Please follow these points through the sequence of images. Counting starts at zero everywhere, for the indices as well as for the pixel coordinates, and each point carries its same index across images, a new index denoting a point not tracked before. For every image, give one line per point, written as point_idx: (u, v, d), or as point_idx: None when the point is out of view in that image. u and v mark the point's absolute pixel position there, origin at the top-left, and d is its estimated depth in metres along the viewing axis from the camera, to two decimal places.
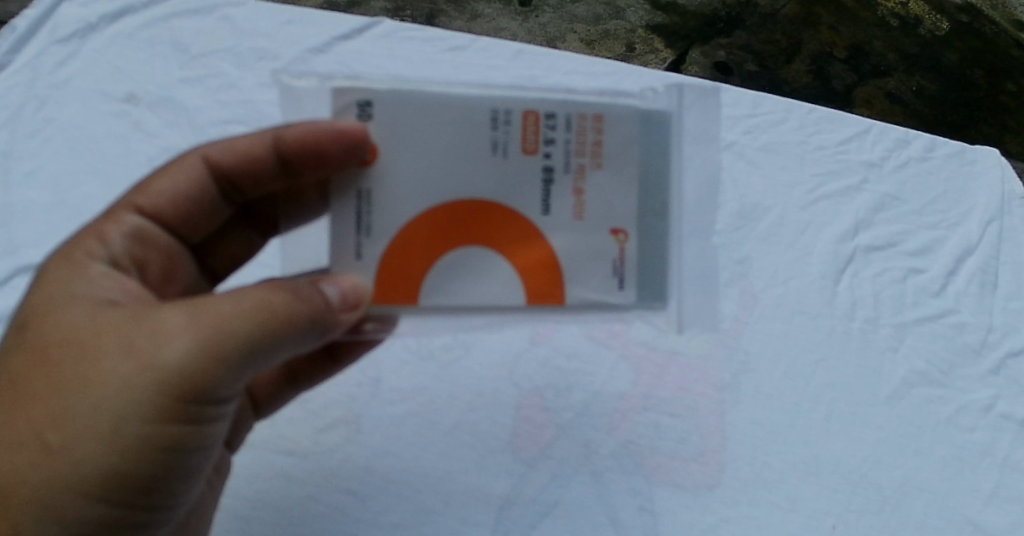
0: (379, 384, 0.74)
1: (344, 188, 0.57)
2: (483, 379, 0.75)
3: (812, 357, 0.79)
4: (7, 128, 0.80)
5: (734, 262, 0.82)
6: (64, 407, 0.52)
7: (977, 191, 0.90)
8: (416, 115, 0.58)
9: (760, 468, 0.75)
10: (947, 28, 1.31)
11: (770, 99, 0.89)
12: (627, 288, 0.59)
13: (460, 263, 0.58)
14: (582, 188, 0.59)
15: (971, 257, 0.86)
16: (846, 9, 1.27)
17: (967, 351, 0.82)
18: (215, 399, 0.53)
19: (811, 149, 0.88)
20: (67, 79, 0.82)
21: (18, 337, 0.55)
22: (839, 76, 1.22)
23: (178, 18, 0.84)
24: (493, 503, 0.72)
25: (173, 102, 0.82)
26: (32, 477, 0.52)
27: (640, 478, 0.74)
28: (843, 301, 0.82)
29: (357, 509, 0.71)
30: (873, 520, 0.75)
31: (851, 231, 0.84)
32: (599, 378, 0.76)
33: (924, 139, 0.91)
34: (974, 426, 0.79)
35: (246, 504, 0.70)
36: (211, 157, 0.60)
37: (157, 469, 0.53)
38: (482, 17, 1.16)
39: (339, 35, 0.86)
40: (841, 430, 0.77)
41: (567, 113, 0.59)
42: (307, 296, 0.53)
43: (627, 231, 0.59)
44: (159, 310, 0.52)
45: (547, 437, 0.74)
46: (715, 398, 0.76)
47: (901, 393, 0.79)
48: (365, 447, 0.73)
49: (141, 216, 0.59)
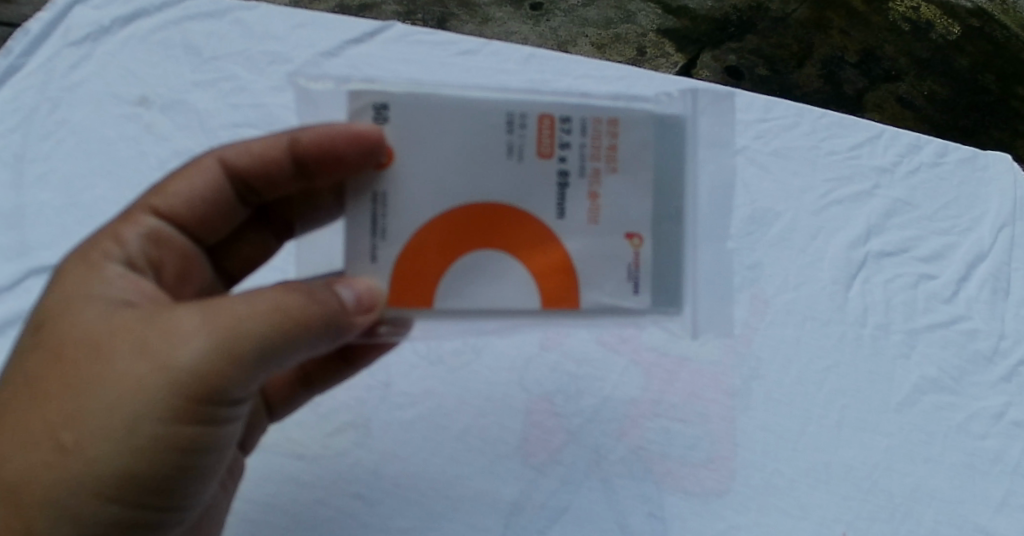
0: (389, 387, 0.74)
1: (359, 191, 0.57)
2: (493, 383, 0.75)
3: (823, 364, 0.79)
4: (20, 130, 0.80)
5: (745, 267, 0.81)
6: (78, 408, 0.52)
7: (989, 197, 0.89)
8: (431, 118, 0.58)
9: (771, 475, 0.75)
10: (958, 32, 1.30)
11: (781, 104, 0.89)
12: (642, 293, 0.59)
13: (475, 266, 0.58)
14: (597, 192, 0.59)
15: (983, 264, 0.86)
16: (857, 13, 1.26)
17: (979, 358, 0.81)
18: (229, 400, 0.53)
19: (823, 154, 0.87)
20: (79, 82, 0.82)
21: (33, 337, 0.55)
22: (851, 81, 1.21)
23: (191, 21, 0.85)
24: (502, 508, 0.72)
25: (185, 105, 0.82)
26: (45, 477, 0.52)
27: (650, 484, 0.73)
28: (855, 307, 0.81)
29: (366, 513, 0.71)
30: (883, 528, 0.74)
31: (862, 237, 0.84)
32: (610, 383, 0.76)
33: (935, 144, 0.90)
34: (986, 433, 0.79)
35: (256, 507, 0.70)
36: (227, 160, 0.60)
37: (170, 470, 0.53)
38: (494, 20, 1.16)
39: (351, 39, 0.86)
40: (852, 437, 0.77)
41: (582, 117, 0.59)
42: (321, 298, 0.53)
43: (641, 235, 0.59)
44: (175, 311, 0.52)
45: (557, 443, 0.74)
46: (726, 404, 0.76)
47: (911, 400, 0.79)
48: (375, 451, 0.73)
49: (158, 218, 0.59)
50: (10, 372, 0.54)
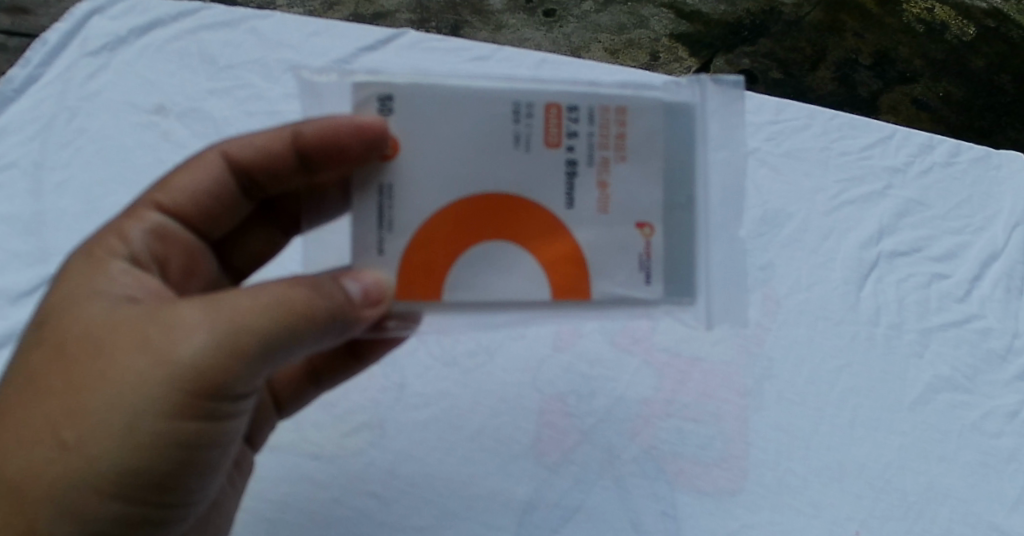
0: (403, 389, 0.75)
1: (365, 183, 0.58)
2: (506, 384, 0.76)
3: (835, 364, 0.79)
4: (39, 138, 0.82)
5: (757, 268, 0.82)
6: (80, 404, 0.53)
7: (1003, 196, 0.89)
8: (438, 108, 0.59)
9: (784, 474, 0.75)
10: (973, 33, 1.30)
11: (792, 105, 0.89)
12: (654, 283, 0.60)
13: (484, 257, 0.59)
14: (606, 181, 0.59)
15: (996, 263, 0.85)
16: (871, 16, 1.26)
17: (992, 357, 0.81)
18: (232, 396, 0.54)
19: (834, 155, 0.88)
20: (96, 91, 0.84)
21: (38, 333, 0.56)
22: (865, 83, 1.21)
23: (206, 30, 0.86)
24: (515, 507, 0.72)
25: (202, 113, 0.84)
26: (47, 473, 0.53)
27: (663, 483, 0.74)
28: (867, 307, 0.81)
29: (380, 512, 0.72)
30: (896, 526, 0.74)
31: (874, 237, 0.84)
32: (622, 383, 0.76)
33: (948, 144, 0.90)
34: (1000, 431, 0.78)
35: (273, 506, 0.71)
36: (230, 153, 0.61)
37: (173, 466, 0.54)
38: (507, 27, 1.18)
39: (364, 46, 0.87)
40: (866, 436, 0.77)
41: (589, 106, 0.59)
42: (327, 292, 0.54)
43: (652, 225, 0.60)
44: (178, 305, 0.53)
45: (570, 442, 0.74)
46: (738, 404, 0.76)
47: (925, 398, 0.79)
48: (389, 451, 0.73)
49: (162, 213, 0.61)
50: (16, 369, 0.56)
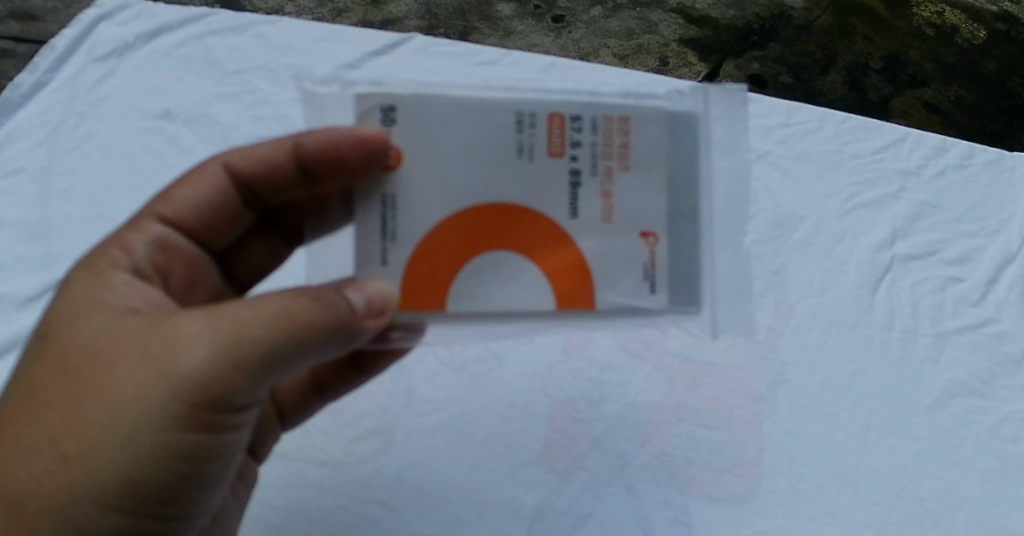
0: (411, 394, 0.75)
1: (368, 193, 0.58)
2: (515, 390, 0.75)
3: (849, 368, 0.78)
4: (46, 144, 0.82)
5: (769, 272, 0.81)
6: (82, 416, 0.52)
7: (1017, 199, 0.88)
8: (441, 119, 0.58)
9: (797, 481, 0.74)
10: (984, 36, 1.28)
11: (804, 108, 0.88)
12: (659, 292, 0.59)
13: (487, 268, 0.58)
14: (610, 191, 0.59)
15: (1012, 266, 0.84)
16: (881, 19, 1.25)
17: (1009, 361, 0.80)
18: (235, 407, 0.54)
19: (846, 158, 0.87)
20: (104, 96, 0.83)
21: (40, 346, 0.56)
22: (875, 87, 1.20)
23: (213, 35, 0.86)
24: (525, 515, 0.71)
25: (208, 118, 0.83)
26: (47, 486, 0.52)
27: (675, 490, 0.73)
28: (881, 311, 0.80)
29: (389, 520, 0.71)
30: (912, 533, 0.73)
31: (888, 240, 0.83)
32: (633, 389, 0.76)
33: (961, 146, 0.89)
34: (1018, 437, 0.77)
35: (280, 513, 0.71)
36: (231, 164, 0.61)
37: (176, 478, 0.54)
38: (516, 33, 1.17)
39: (373, 51, 0.87)
40: (881, 442, 0.76)
41: (593, 115, 0.59)
42: (330, 303, 0.53)
43: (657, 234, 0.59)
44: (180, 317, 0.53)
45: (580, 448, 0.73)
46: (751, 409, 0.76)
47: (941, 403, 0.78)
48: (398, 457, 0.73)
49: (164, 224, 0.60)
50: (18, 381, 0.55)
